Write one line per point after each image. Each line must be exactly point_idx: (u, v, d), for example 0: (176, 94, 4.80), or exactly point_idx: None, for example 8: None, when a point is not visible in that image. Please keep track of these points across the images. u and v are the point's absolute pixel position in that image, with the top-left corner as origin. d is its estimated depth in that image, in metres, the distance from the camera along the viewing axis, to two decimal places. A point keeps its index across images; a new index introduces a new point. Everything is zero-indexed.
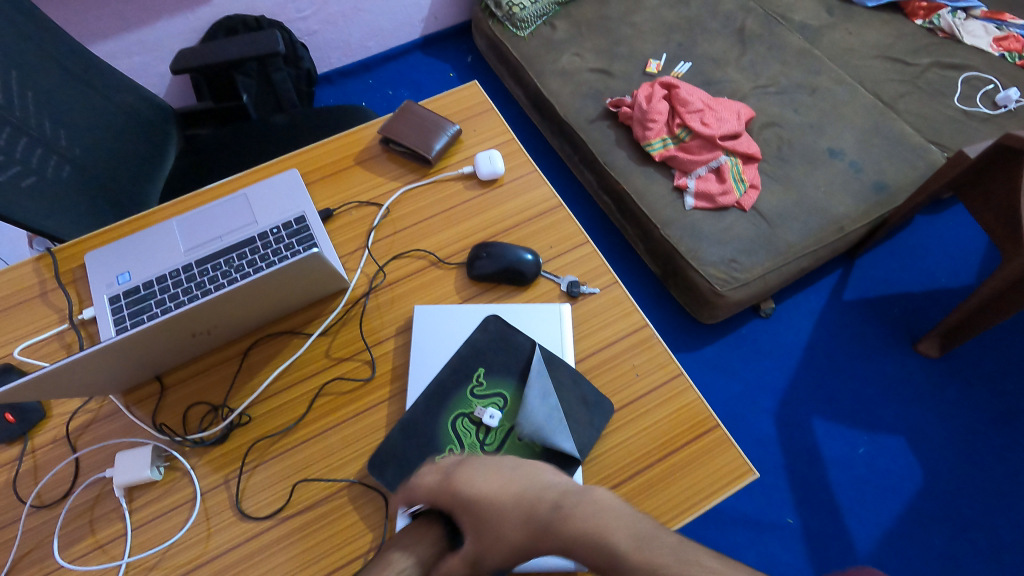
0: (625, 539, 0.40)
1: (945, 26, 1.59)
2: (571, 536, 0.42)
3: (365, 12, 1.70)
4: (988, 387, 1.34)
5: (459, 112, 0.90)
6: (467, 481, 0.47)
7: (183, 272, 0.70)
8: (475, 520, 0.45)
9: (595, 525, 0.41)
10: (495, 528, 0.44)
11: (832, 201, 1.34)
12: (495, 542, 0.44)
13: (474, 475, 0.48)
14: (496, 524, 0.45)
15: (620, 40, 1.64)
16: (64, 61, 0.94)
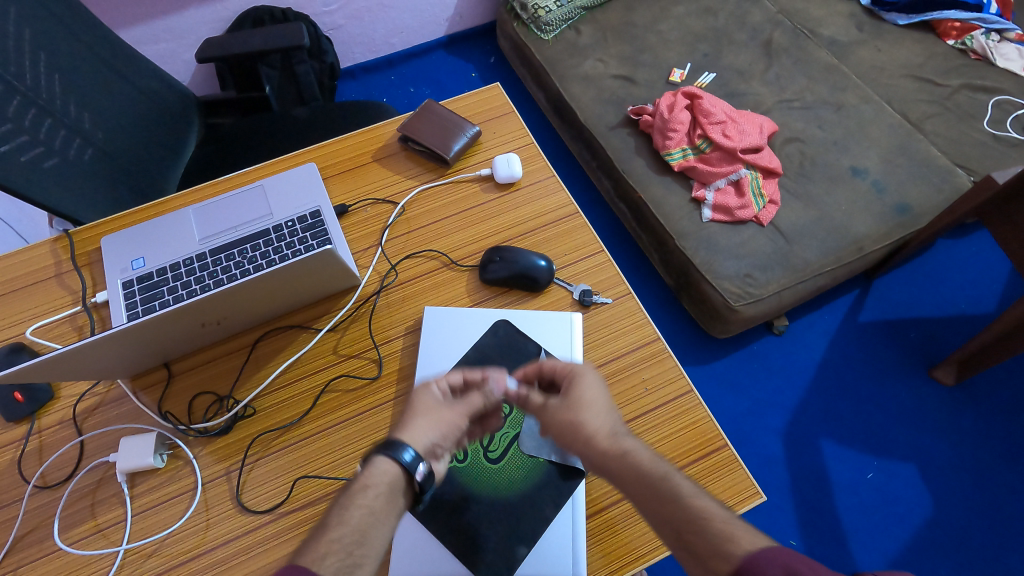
0: (664, 468, 0.49)
1: (977, 47, 1.56)
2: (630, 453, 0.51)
3: (391, 8, 1.71)
4: (1004, 418, 1.31)
5: (480, 113, 0.90)
6: (596, 380, 0.56)
7: (196, 260, 0.71)
8: (575, 408, 0.55)
9: (647, 453, 0.51)
10: (589, 414, 0.54)
11: (854, 220, 1.31)
12: (576, 421, 0.54)
13: (600, 382, 0.56)
14: (590, 412, 0.54)
15: (644, 48, 1.62)
16: (92, 46, 0.95)
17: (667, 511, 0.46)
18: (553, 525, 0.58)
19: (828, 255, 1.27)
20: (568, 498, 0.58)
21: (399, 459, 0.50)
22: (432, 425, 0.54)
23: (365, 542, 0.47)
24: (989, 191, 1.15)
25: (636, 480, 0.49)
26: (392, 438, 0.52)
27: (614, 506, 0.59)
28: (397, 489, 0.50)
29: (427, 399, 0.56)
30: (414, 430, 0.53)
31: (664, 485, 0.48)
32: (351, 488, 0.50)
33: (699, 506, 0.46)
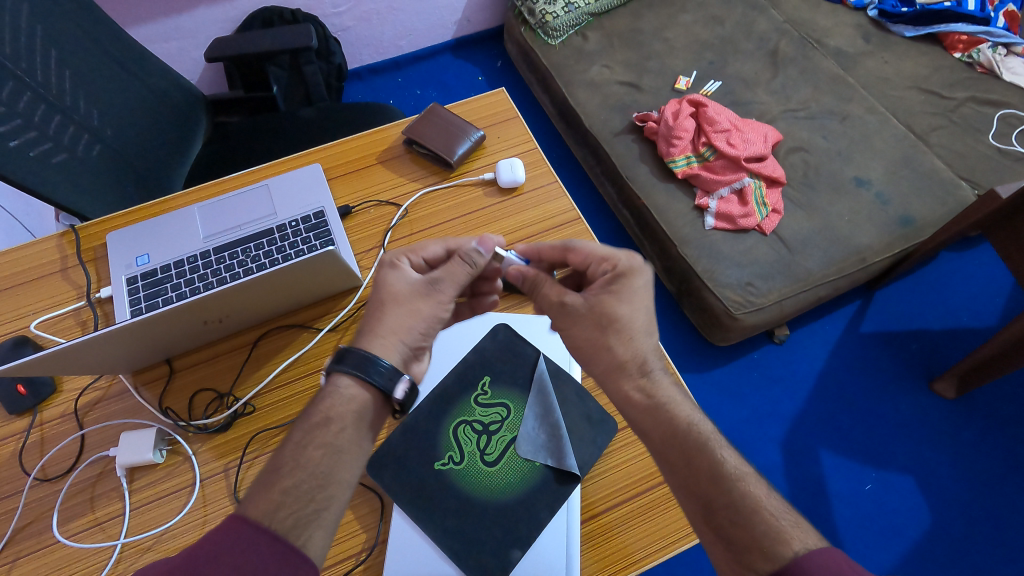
0: (697, 430, 0.54)
1: (984, 60, 1.56)
2: (664, 408, 0.55)
3: (399, 11, 1.72)
4: (1005, 432, 1.31)
5: (485, 117, 0.91)
6: (638, 289, 0.60)
7: (200, 257, 0.72)
8: (604, 321, 0.58)
9: (683, 410, 0.55)
10: (629, 343, 0.58)
11: (856, 231, 1.31)
12: (608, 342, 0.58)
13: (640, 293, 0.60)
14: (624, 342, 0.58)
15: (651, 55, 1.63)
16: (103, 43, 0.96)
17: (698, 474, 0.51)
18: (548, 529, 0.58)
19: (830, 265, 1.27)
20: (563, 502, 0.59)
21: (376, 382, 0.52)
22: (406, 327, 0.57)
23: (328, 485, 0.49)
24: (992, 207, 1.14)
25: (666, 437, 0.54)
26: (364, 353, 0.53)
27: (609, 512, 0.60)
28: (361, 423, 0.52)
29: (397, 296, 0.57)
30: (384, 341, 0.55)
31: (699, 447, 0.52)
32: (313, 428, 0.51)
33: (730, 475, 0.51)
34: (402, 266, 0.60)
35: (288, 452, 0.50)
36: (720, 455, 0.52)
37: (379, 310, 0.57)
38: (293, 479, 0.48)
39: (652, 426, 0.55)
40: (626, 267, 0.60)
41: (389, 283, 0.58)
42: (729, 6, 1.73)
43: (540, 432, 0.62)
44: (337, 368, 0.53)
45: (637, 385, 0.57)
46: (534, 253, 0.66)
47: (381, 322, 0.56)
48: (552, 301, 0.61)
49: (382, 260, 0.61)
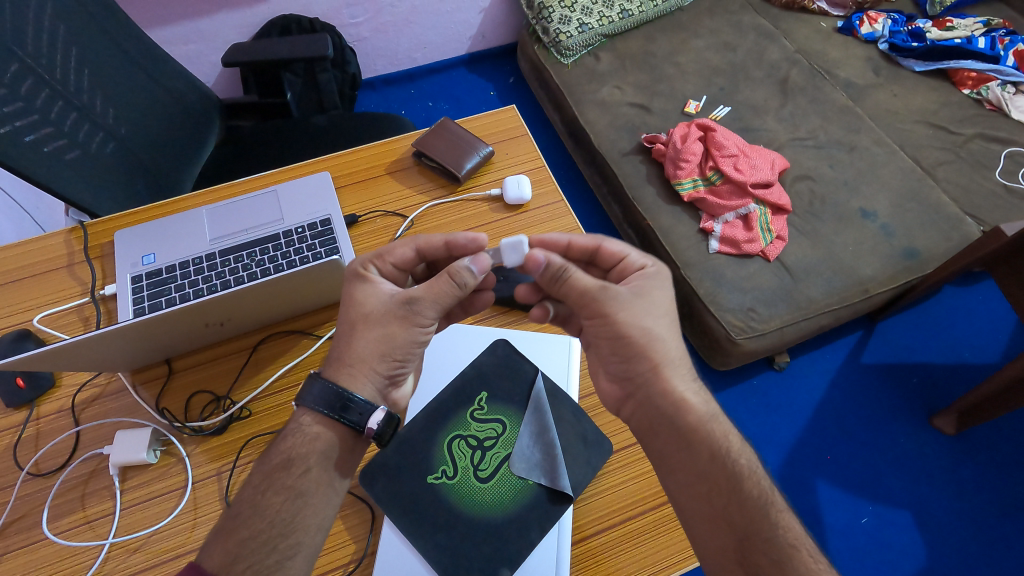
0: (741, 455, 0.55)
1: (992, 98, 1.57)
2: (710, 426, 0.56)
3: (415, 24, 1.74)
4: (1005, 471, 1.30)
5: (494, 134, 0.92)
6: (673, 287, 0.64)
7: (205, 260, 0.73)
8: (652, 308, 0.61)
9: (727, 431, 0.57)
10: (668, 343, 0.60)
11: (860, 262, 1.31)
12: (657, 328, 0.60)
13: (673, 291, 0.65)
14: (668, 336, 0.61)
15: (662, 78, 1.65)
16: (121, 43, 0.98)
17: (744, 501, 0.52)
18: (537, 549, 0.57)
19: (833, 294, 1.27)
20: (554, 523, 0.58)
21: (346, 421, 0.55)
22: (379, 355, 0.57)
23: (291, 531, 0.51)
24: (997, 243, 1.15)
25: (710, 457, 0.54)
26: (334, 389, 0.55)
27: (600, 535, 0.59)
28: (324, 464, 0.54)
29: (368, 320, 0.58)
30: (355, 370, 0.56)
31: (744, 473, 0.54)
32: (274, 472, 0.53)
33: (774, 505, 0.52)
34: (373, 283, 0.60)
35: (248, 498, 0.52)
36: (764, 483, 0.54)
37: (352, 334, 0.57)
38: (252, 527, 0.50)
39: (698, 442, 0.55)
40: (663, 266, 0.65)
41: (362, 301, 0.58)
42: (741, 33, 1.75)
43: (535, 451, 0.61)
44: (303, 404, 0.55)
45: (685, 392, 0.58)
46: (566, 242, 0.67)
47: (354, 348, 0.57)
48: (591, 289, 0.61)
49: (351, 271, 0.60)
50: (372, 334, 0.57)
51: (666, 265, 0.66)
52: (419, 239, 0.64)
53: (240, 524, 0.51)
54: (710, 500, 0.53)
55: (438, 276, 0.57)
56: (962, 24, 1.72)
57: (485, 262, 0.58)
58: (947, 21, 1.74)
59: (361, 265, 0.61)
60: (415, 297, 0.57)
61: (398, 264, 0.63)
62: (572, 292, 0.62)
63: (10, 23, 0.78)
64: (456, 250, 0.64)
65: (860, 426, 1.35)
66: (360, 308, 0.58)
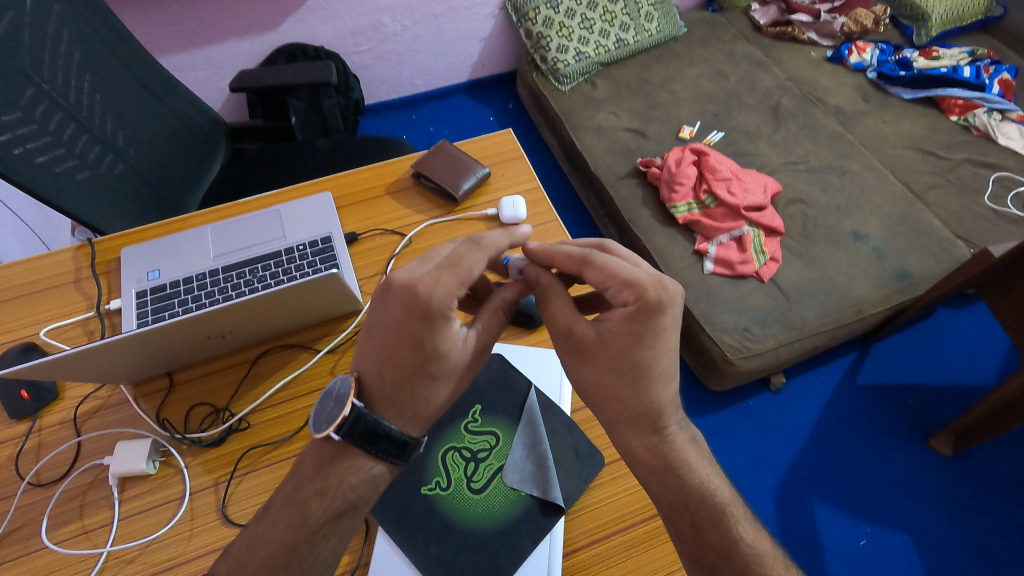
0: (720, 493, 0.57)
1: (979, 124, 1.61)
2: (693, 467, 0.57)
3: (418, 52, 1.80)
4: (1003, 493, 1.29)
5: (491, 156, 0.95)
6: (663, 330, 0.54)
7: (209, 276, 0.76)
8: (618, 365, 0.55)
9: (698, 476, 0.57)
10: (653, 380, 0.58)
11: (853, 282, 1.33)
12: (625, 389, 0.56)
13: (664, 331, 0.55)
14: (651, 382, 0.55)
15: (657, 104, 1.69)
16: (134, 70, 1.02)
17: (708, 548, 0.54)
18: (530, 559, 0.58)
19: (826, 315, 1.29)
20: (547, 533, 0.59)
21: (380, 454, 0.53)
22: (450, 401, 0.56)
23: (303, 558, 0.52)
24: (986, 264, 1.17)
25: (675, 503, 0.56)
26: (403, 438, 0.52)
27: (592, 546, 0.60)
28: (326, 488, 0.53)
29: (449, 375, 0.54)
30: (423, 418, 0.54)
31: (710, 519, 0.55)
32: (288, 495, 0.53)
33: (743, 553, 0.53)
34: (454, 326, 0.53)
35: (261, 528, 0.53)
36: (735, 529, 0.55)
37: (432, 387, 0.53)
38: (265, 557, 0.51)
39: (661, 489, 0.56)
40: (651, 301, 0.54)
41: (449, 351, 0.52)
42: (733, 63, 1.80)
43: (527, 462, 0.63)
44: (336, 429, 0.52)
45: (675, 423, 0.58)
46: (561, 246, 0.64)
47: (431, 400, 0.54)
48: (562, 326, 0.59)
49: (439, 313, 0.51)
50: (447, 383, 0.54)
51: (663, 292, 0.55)
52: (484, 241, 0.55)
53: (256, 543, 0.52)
54: (676, 543, 0.55)
55: (498, 307, 0.58)
56: (948, 54, 1.77)
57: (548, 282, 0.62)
58: (934, 51, 1.79)
59: (441, 300, 0.51)
60: (489, 346, 0.56)
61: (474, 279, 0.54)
62: (547, 320, 0.60)
63: (29, 50, 0.82)
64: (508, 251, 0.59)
65: (858, 448, 1.35)
66: (444, 359, 0.52)
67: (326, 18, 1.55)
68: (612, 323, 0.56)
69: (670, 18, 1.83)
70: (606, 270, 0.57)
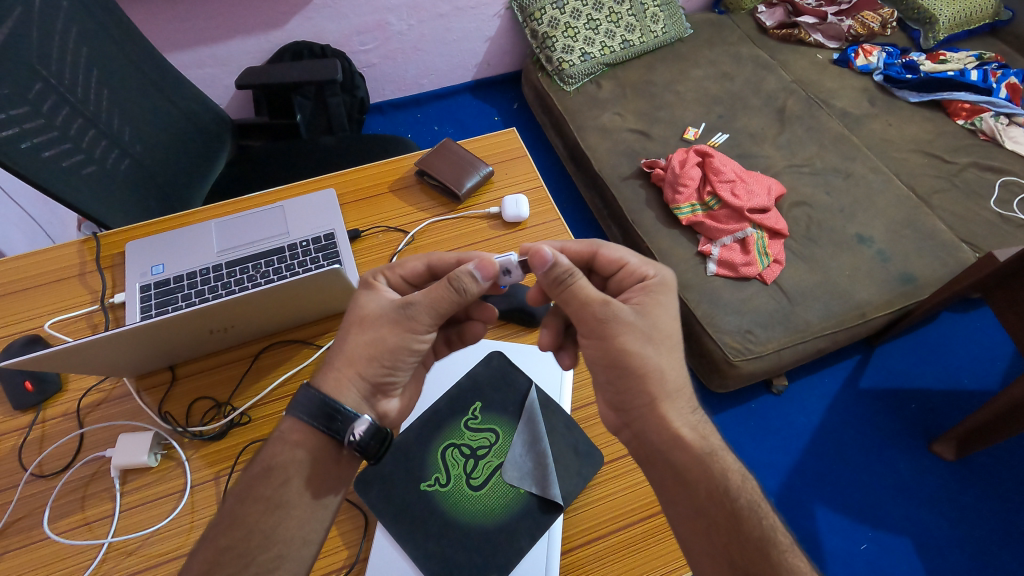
0: (746, 489, 0.54)
1: (986, 128, 1.60)
2: (712, 460, 0.55)
3: (423, 52, 1.81)
4: (1005, 499, 1.28)
5: (495, 155, 0.95)
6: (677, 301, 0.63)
7: (212, 270, 0.77)
8: (654, 335, 0.59)
9: (728, 466, 0.55)
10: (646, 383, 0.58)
11: (856, 286, 1.33)
12: None
13: (677, 305, 0.63)
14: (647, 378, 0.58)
15: (662, 105, 1.69)
16: (141, 66, 1.02)
17: (746, 539, 0.51)
18: (527, 557, 0.58)
19: (828, 318, 1.28)
20: (545, 530, 0.59)
21: (330, 432, 0.55)
22: (369, 358, 0.58)
23: (271, 542, 0.51)
24: (991, 268, 1.17)
25: (711, 493, 0.53)
26: (324, 399, 0.55)
27: (589, 545, 0.60)
28: (305, 475, 0.54)
29: (363, 323, 0.59)
30: (341, 375, 0.57)
31: (748, 510, 0.52)
32: (255, 482, 0.54)
33: (779, 545, 0.51)
34: (379, 289, 0.62)
35: (230, 509, 0.53)
36: (768, 522, 0.52)
37: (348, 333, 0.59)
38: (230, 536, 0.51)
39: (692, 477, 0.54)
40: (666, 280, 0.64)
41: (363, 304, 0.60)
42: (739, 64, 1.80)
43: (527, 459, 0.63)
44: (292, 407, 0.56)
45: (685, 422, 0.58)
46: (560, 248, 0.69)
47: (346, 348, 0.58)
48: (597, 304, 0.59)
49: (363, 279, 0.63)
50: (364, 332, 0.58)
51: (667, 277, 0.64)
52: (433, 255, 0.66)
53: (222, 531, 0.52)
54: (706, 538, 0.52)
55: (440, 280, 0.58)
56: (954, 58, 1.76)
57: (491, 267, 0.58)
58: (940, 54, 1.78)
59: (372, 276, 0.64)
60: (414, 301, 0.58)
61: (407, 276, 0.66)
62: (574, 301, 0.60)
63: (38, 46, 0.83)
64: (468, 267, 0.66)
65: (861, 452, 1.34)
66: (361, 307, 0.60)
67: (332, 17, 1.56)
68: (633, 300, 0.62)
69: (675, 19, 1.83)
70: (614, 257, 0.66)
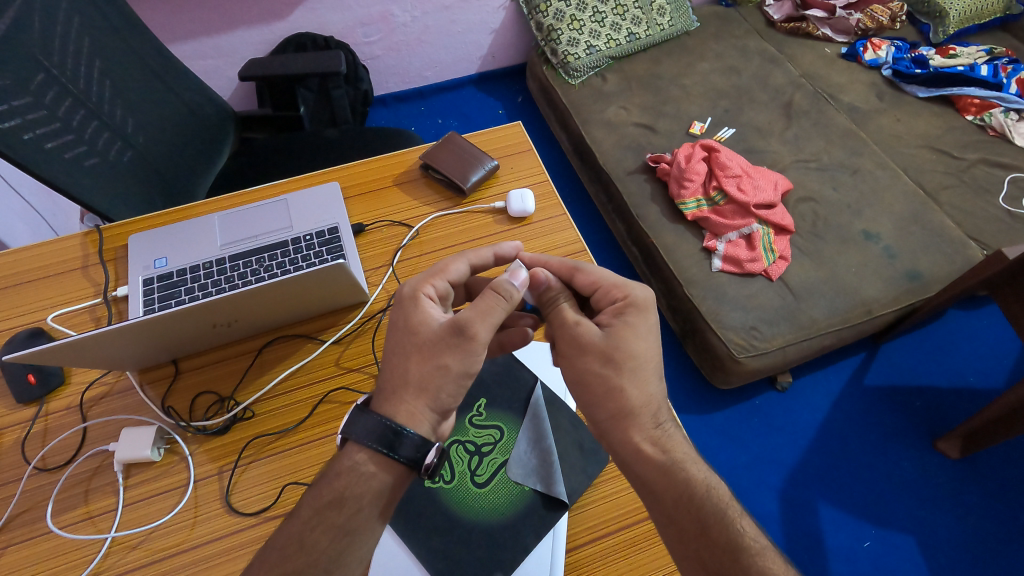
0: (712, 495, 0.54)
1: (995, 124, 1.58)
2: (680, 470, 0.55)
3: (427, 44, 1.79)
4: (1007, 498, 1.28)
5: (500, 149, 0.94)
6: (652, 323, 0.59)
7: (215, 264, 0.76)
8: (616, 356, 0.57)
9: (697, 472, 0.56)
10: (649, 385, 0.57)
11: (862, 283, 1.32)
12: (619, 384, 0.56)
13: (652, 327, 0.59)
14: (640, 384, 0.57)
15: (668, 99, 1.67)
16: (144, 57, 1.01)
17: (714, 546, 0.52)
18: (531, 556, 0.58)
19: (834, 315, 1.28)
20: (550, 529, 0.59)
21: (399, 457, 0.52)
22: (438, 388, 0.54)
23: (337, 565, 0.50)
24: (999, 266, 1.15)
25: (680, 502, 0.53)
26: (392, 426, 0.52)
27: (595, 543, 0.60)
28: (377, 504, 0.52)
29: (422, 350, 0.55)
30: (412, 406, 0.53)
31: (715, 516, 0.53)
32: (326, 508, 0.52)
33: (747, 548, 0.52)
34: (425, 306, 0.57)
35: (297, 531, 0.51)
36: (737, 526, 0.53)
37: (407, 364, 0.55)
38: (298, 560, 0.50)
39: (665, 488, 0.54)
40: (638, 300, 0.60)
41: (417, 326, 0.56)
42: (746, 58, 1.78)
43: (531, 457, 0.63)
44: (353, 436, 0.53)
45: (648, 439, 0.56)
46: (542, 264, 0.67)
47: (407, 379, 0.54)
48: (570, 325, 0.60)
49: (406, 291, 0.59)
50: (424, 361, 0.54)
51: (642, 299, 0.60)
52: (470, 254, 0.65)
53: (288, 555, 0.50)
54: (680, 546, 0.53)
55: (485, 293, 0.56)
56: (965, 52, 1.74)
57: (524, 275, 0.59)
58: (951, 48, 1.76)
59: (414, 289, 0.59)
60: (466, 321, 0.54)
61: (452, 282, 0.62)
62: (555, 321, 0.62)
63: (40, 36, 0.82)
64: (502, 261, 0.68)
65: (864, 450, 1.33)
66: (414, 333, 0.56)
67: (335, 8, 1.55)
68: (603, 322, 0.60)
69: (682, 12, 1.81)
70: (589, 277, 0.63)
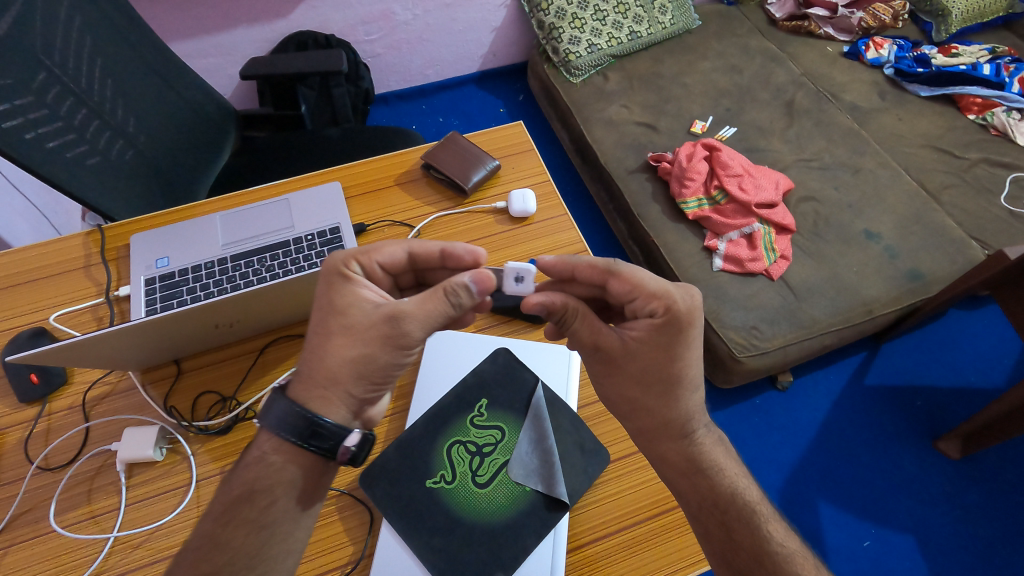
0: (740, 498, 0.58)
1: (997, 123, 1.58)
2: (710, 476, 0.59)
3: (429, 41, 1.79)
4: (1007, 498, 1.28)
5: (502, 149, 0.94)
6: (693, 339, 0.56)
7: (217, 264, 0.76)
8: (648, 378, 0.58)
9: (725, 478, 0.59)
10: (661, 384, 0.58)
11: (862, 282, 1.32)
12: (649, 400, 0.58)
13: (693, 341, 0.57)
14: (673, 396, 0.58)
15: (669, 98, 1.67)
16: (146, 56, 1.01)
17: (737, 547, 0.56)
18: (532, 556, 0.58)
19: (835, 314, 1.27)
20: (550, 529, 0.59)
21: (313, 447, 0.53)
22: (355, 376, 0.54)
23: (260, 560, 0.52)
24: (1000, 266, 1.15)
25: (707, 505, 0.58)
26: (303, 415, 0.52)
27: (597, 543, 0.60)
28: (290, 493, 0.53)
29: (349, 334, 0.54)
30: (327, 393, 0.54)
31: (739, 519, 0.57)
32: (237, 502, 0.53)
33: (772, 551, 0.56)
34: (356, 287, 0.57)
35: (209, 531, 0.52)
36: (765, 529, 0.57)
37: (328, 345, 0.54)
38: (213, 559, 0.51)
39: (690, 491, 0.58)
40: (682, 312, 0.56)
41: (344, 308, 0.55)
42: (748, 57, 1.78)
43: (532, 458, 0.62)
44: (267, 423, 0.53)
45: (680, 449, 0.59)
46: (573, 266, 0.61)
47: (327, 365, 0.54)
48: (590, 345, 0.59)
49: (336, 270, 0.57)
50: (349, 344, 0.54)
51: (685, 310, 0.56)
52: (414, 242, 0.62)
53: (203, 555, 0.51)
54: (706, 545, 0.57)
55: (434, 291, 0.55)
56: (967, 51, 1.74)
57: (487, 280, 0.56)
58: (953, 47, 1.76)
59: (344, 267, 0.58)
60: (404, 313, 0.54)
61: (383, 262, 0.61)
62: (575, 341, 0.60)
63: (42, 34, 0.82)
64: (451, 258, 0.63)
65: (864, 450, 1.34)
66: (343, 316, 0.55)
67: (337, 6, 1.54)
68: (636, 333, 0.57)
69: (684, 11, 1.81)
70: (630, 280, 0.58)
